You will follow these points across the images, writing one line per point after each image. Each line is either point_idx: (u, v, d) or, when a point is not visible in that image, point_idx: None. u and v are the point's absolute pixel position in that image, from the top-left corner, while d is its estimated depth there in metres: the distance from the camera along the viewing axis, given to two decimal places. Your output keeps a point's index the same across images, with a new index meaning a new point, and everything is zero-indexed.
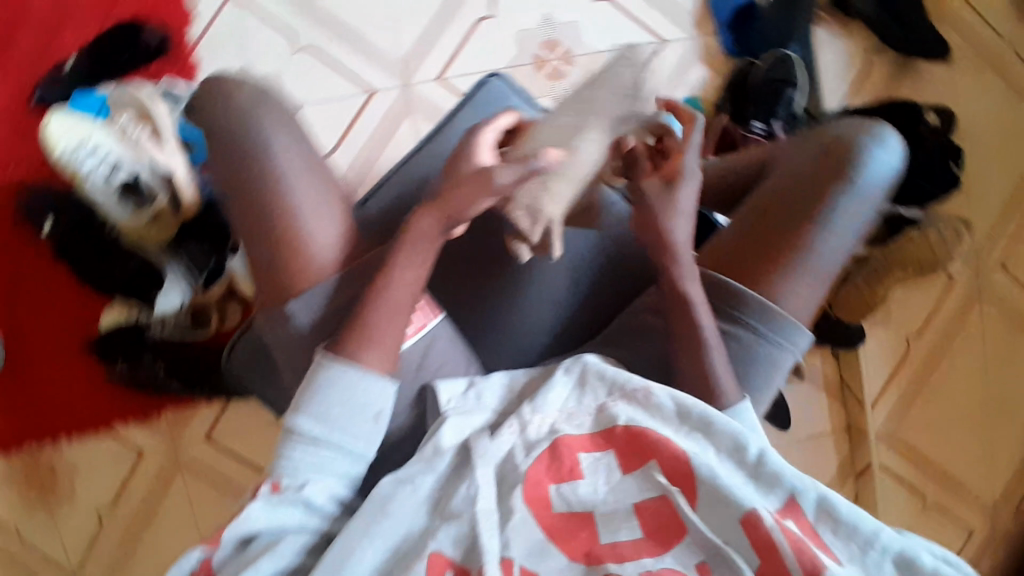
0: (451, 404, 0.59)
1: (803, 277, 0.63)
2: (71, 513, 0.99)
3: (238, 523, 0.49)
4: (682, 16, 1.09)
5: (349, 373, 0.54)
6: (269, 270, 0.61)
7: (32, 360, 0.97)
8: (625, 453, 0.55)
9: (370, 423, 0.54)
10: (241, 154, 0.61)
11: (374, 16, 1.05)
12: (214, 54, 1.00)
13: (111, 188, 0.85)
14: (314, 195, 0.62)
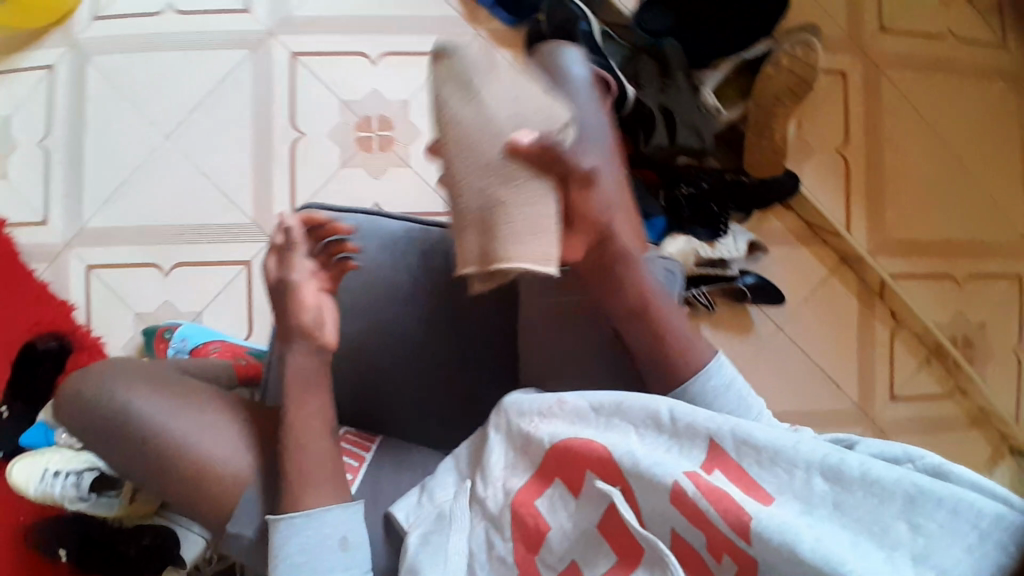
0: (409, 518, 0.66)
1: (620, 219, 0.63)
2: None
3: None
4: (454, 24, 1.12)
5: (298, 520, 0.65)
6: (196, 498, 0.70)
7: None
8: (564, 474, 0.61)
9: (336, 551, 0.65)
10: (118, 430, 0.70)
11: (206, 200, 1.08)
12: (110, 322, 1.05)
13: (80, 499, 0.86)
14: (196, 420, 0.72)
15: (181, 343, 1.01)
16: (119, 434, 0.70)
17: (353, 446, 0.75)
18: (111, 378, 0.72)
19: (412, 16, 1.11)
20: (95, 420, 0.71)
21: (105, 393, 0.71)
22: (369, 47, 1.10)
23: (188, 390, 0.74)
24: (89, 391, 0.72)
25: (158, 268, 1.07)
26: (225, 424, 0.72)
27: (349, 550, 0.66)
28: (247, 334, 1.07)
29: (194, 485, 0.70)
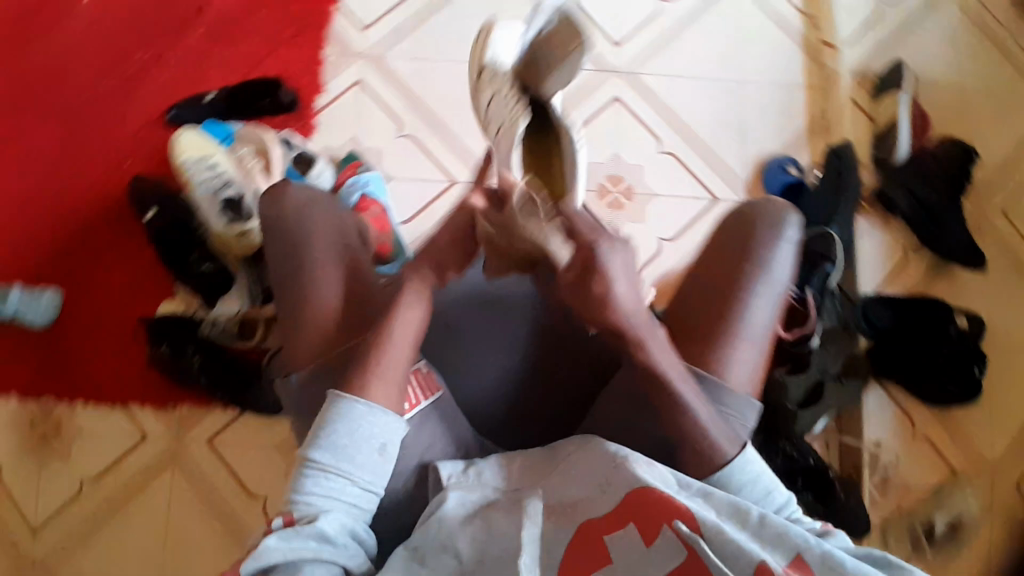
0: (452, 479, 0.66)
1: (744, 356, 0.66)
2: (74, 470, 1.09)
3: (260, 555, 0.59)
4: (738, 183, 1.16)
5: (361, 406, 0.66)
6: (298, 328, 0.77)
7: (93, 323, 1.10)
8: (639, 521, 0.55)
9: (363, 457, 0.66)
10: (287, 234, 0.82)
11: (469, 118, 1.19)
12: (331, 124, 1.17)
13: (216, 201, 1.00)
14: (335, 274, 0.80)
15: (354, 185, 1.12)
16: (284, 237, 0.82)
17: (423, 387, 0.74)
18: (286, 205, 0.83)
19: (715, 148, 1.18)
20: (274, 215, 0.84)
21: (296, 205, 0.83)
22: (668, 140, 1.18)
23: (341, 247, 0.82)
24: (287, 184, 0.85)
25: (397, 125, 1.19)
26: (348, 301, 0.79)
27: (375, 469, 0.66)
28: (405, 220, 1.17)
29: (304, 311, 0.77)
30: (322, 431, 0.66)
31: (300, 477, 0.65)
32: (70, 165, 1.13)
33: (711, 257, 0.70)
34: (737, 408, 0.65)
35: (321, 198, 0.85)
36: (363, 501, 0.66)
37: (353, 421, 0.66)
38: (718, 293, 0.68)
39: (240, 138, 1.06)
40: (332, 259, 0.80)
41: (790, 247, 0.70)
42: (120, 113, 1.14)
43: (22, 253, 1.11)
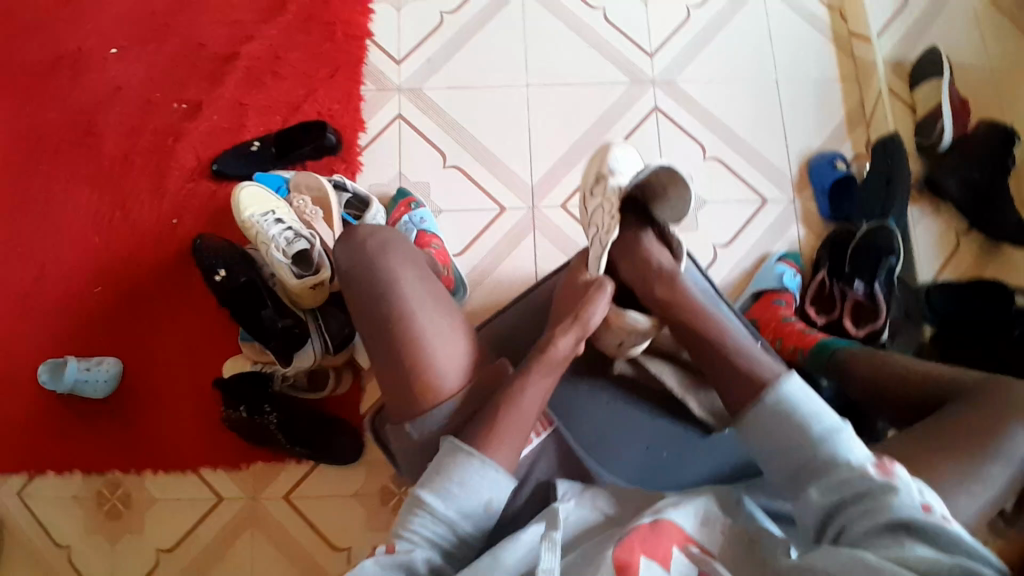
0: (567, 494, 0.71)
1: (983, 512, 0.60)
2: (147, 543, 1.05)
3: (352, 575, 0.59)
4: (783, 181, 1.18)
5: (476, 461, 0.64)
6: (403, 379, 0.73)
7: (162, 383, 1.09)
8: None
9: (473, 508, 0.63)
10: (374, 286, 0.76)
11: (513, 143, 1.21)
12: (377, 161, 1.18)
13: (285, 253, 0.98)
14: (431, 313, 0.75)
15: (409, 220, 1.10)
16: (365, 278, 0.76)
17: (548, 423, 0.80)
18: (371, 248, 0.78)
19: (757, 149, 1.20)
20: (350, 261, 0.78)
21: (375, 247, 0.78)
22: (711, 146, 1.20)
23: (428, 284, 0.78)
24: (365, 238, 0.79)
25: (441, 156, 1.19)
26: (452, 338, 0.75)
27: (479, 528, 0.64)
28: (458, 252, 1.16)
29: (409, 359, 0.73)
30: (431, 474, 0.65)
31: (406, 516, 0.64)
32: (124, 219, 1.14)
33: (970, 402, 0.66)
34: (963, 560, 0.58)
35: (395, 237, 0.81)
36: (459, 552, 0.63)
37: (469, 475, 0.64)
38: (964, 448, 0.62)
39: (296, 189, 1.08)
40: (429, 307, 0.75)
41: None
42: (166, 170, 1.16)
43: (79, 316, 1.11)
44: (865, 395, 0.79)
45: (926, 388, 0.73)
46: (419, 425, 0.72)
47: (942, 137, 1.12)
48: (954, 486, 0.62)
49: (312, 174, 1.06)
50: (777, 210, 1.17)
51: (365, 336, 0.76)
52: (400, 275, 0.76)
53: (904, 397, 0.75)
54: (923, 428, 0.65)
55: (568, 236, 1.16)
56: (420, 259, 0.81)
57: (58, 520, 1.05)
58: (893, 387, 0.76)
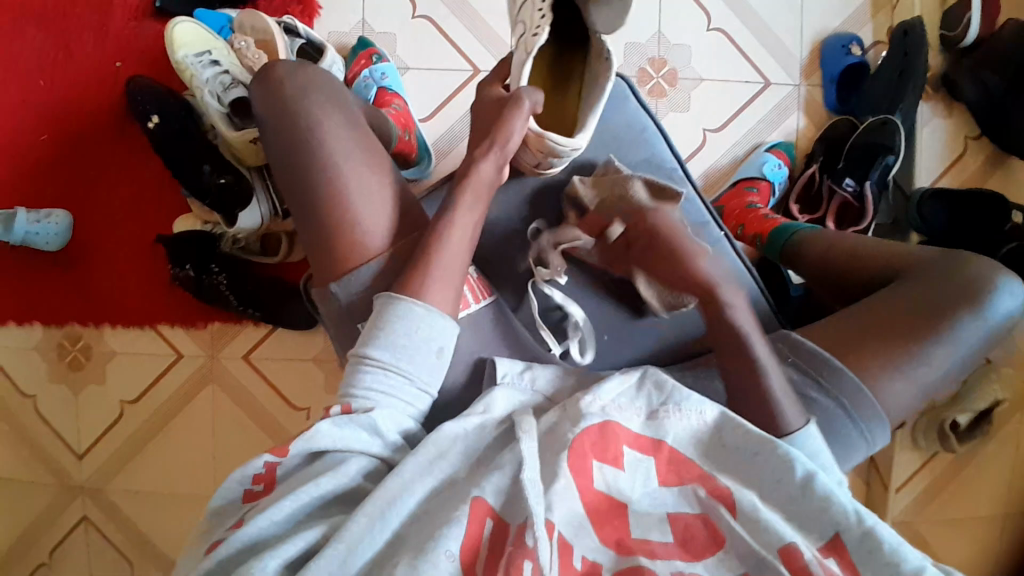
0: (507, 377, 0.71)
1: (895, 388, 0.72)
2: (110, 395, 1.07)
3: (310, 436, 0.59)
4: (790, 63, 1.07)
5: (418, 309, 0.64)
6: (328, 236, 0.70)
7: (113, 240, 1.05)
8: (665, 464, 0.62)
9: (422, 355, 0.64)
10: (294, 134, 0.70)
11: None
12: (341, 9, 1.06)
13: (220, 100, 0.93)
14: (358, 163, 0.70)
15: (370, 78, 1.01)
16: (289, 120, 0.71)
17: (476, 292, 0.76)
18: (296, 83, 0.72)
19: (768, 23, 1.07)
20: (270, 100, 0.72)
21: (297, 84, 0.72)
22: (717, 16, 1.07)
23: (357, 130, 0.72)
24: (284, 77, 0.72)
25: (412, 7, 1.07)
26: (382, 195, 0.72)
27: (427, 374, 0.65)
28: (426, 117, 1.07)
29: (336, 217, 0.69)
30: (373, 326, 0.64)
31: (353, 372, 0.63)
32: (59, 57, 1.04)
33: (921, 294, 0.74)
34: (867, 421, 0.71)
35: (327, 80, 0.74)
36: (414, 402, 0.64)
37: (413, 323, 0.64)
38: (917, 322, 0.72)
39: (241, 31, 1.00)
40: (354, 159, 0.70)
41: (1006, 318, 0.74)
42: (101, 4, 1.03)
43: (20, 163, 1.04)
44: (830, 275, 0.84)
45: (886, 271, 0.79)
46: (345, 287, 0.69)
47: (968, 30, 0.99)
48: (885, 377, 0.71)
49: (256, 14, 0.97)
50: (778, 95, 1.07)
51: (288, 193, 0.72)
52: (324, 121, 0.70)
53: (866, 279, 0.81)
54: (848, 314, 0.76)
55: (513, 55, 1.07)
56: (349, 105, 0.75)
57: (20, 368, 1.07)
58: (855, 271, 0.82)
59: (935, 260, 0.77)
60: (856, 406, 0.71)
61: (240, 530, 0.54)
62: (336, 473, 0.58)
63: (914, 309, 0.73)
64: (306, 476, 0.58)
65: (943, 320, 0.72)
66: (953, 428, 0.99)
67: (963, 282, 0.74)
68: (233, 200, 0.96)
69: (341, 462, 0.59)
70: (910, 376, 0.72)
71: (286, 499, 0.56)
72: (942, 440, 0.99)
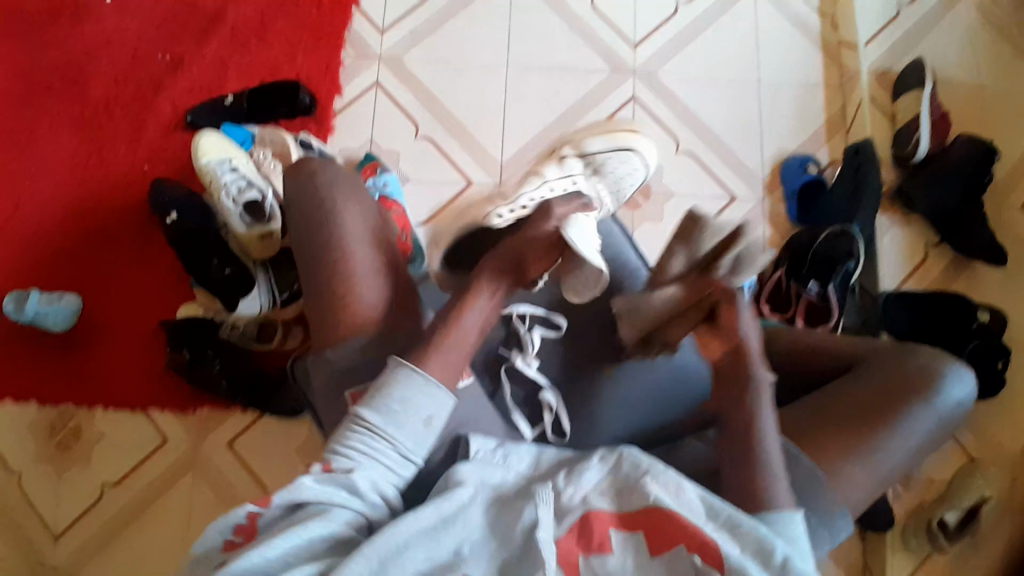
0: (480, 453, 0.74)
1: (856, 473, 0.72)
2: (91, 477, 1.08)
3: (293, 489, 0.63)
4: (753, 180, 1.17)
5: (418, 375, 0.71)
6: (324, 300, 0.79)
7: (121, 324, 1.12)
8: (651, 532, 0.63)
9: (416, 420, 0.70)
10: (311, 211, 0.82)
11: (486, 119, 1.22)
12: (352, 128, 1.21)
13: (236, 201, 1.05)
14: (360, 240, 0.80)
15: (372, 184, 1.12)
16: (307, 198, 0.82)
17: None
18: (328, 170, 0.83)
19: (730, 145, 1.19)
20: (298, 186, 0.83)
21: (322, 172, 0.83)
22: (685, 139, 1.20)
23: (370, 213, 0.83)
24: (316, 166, 0.84)
25: (414, 127, 1.21)
26: (375, 267, 0.80)
27: (422, 438, 0.70)
28: (422, 220, 1.17)
29: (330, 281, 0.78)
30: (373, 388, 0.71)
31: (343, 433, 0.69)
32: (102, 163, 1.18)
33: (876, 381, 0.77)
34: (834, 513, 0.72)
35: (347, 171, 0.85)
36: (399, 467, 0.69)
37: (409, 392, 0.70)
38: (873, 410, 0.75)
39: (261, 142, 1.14)
40: (363, 240, 0.80)
41: (956, 407, 0.76)
42: (145, 118, 1.19)
43: (49, 251, 1.14)
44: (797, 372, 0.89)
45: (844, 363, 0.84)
46: (339, 354, 0.76)
47: (917, 149, 1.10)
48: (846, 460, 0.73)
49: (277, 129, 1.12)
50: (744, 208, 1.16)
51: (299, 258, 0.82)
52: (341, 203, 0.82)
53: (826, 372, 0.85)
54: (811, 400, 0.79)
55: (495, 156, 1.20)
56: (368, 194, 0.86)
57: (9, 448, 1.09)
58: (816, 365, 0.86)
59: (886, 352, 0.81)
60: (824, 495, 0.71)
61: (228, 567, 0.56)
62: (323, 520, 0.61)
63: (869, 394, 0.76)
64: (288, 524, 0.61)
65: (898, 407, 0.75)
66: (942, 528, 0.95)
67: (912, 372, 0.77)
68: (235, 288, 1.05)
69: (325, 513, 0.62)
70: (868, 462, 0.73)
71: (279, 538, 0.59)
72: (932, 540, 0.96)
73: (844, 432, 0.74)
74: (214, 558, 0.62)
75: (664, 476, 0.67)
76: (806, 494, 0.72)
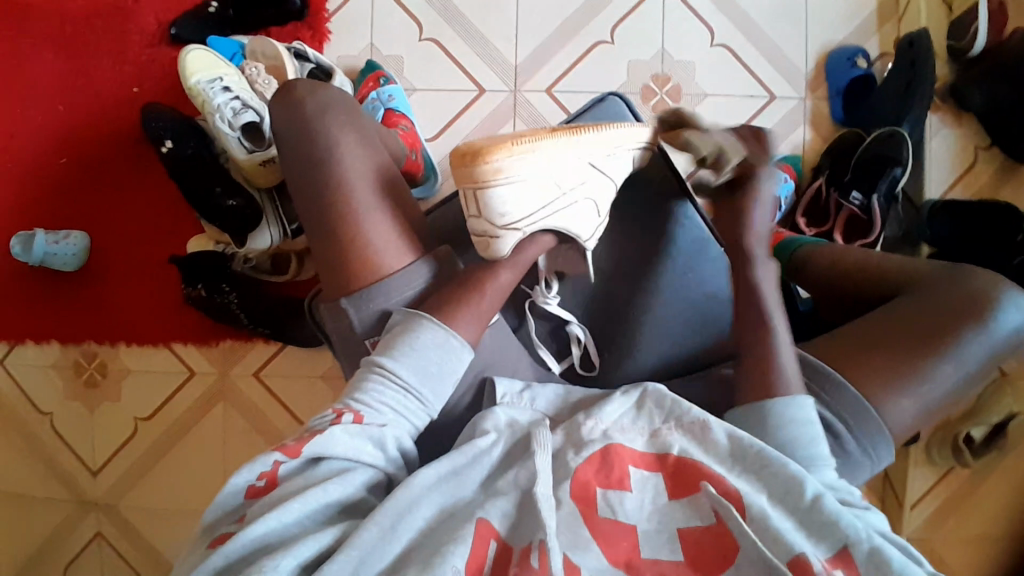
0: (507, 397, 0.72)
1: (902, 402, 0.70)
2: (124, 412, 1.10)
3: (320, 442, 0.59)
4: (795, 76, 1.06)
5: (442, 331, 0.68)
6: (333, 249, 0.73)
7: (129, 260, 1.08)
8: (671, 476, 0.61)
9: (441, 376, 0.68)
10: (307, 149, 0.74)
11: (498, 15, 1.09)
12: (349, 32, 1.09)
13: (231, 124, 0.95)
14: (363, 178, 0.74)
15: (376, 99, 1.02)
16: (298, 131, 0.75)
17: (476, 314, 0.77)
18: (316, 98, 0.75)
19: (771, 35, 1.07)
20: (284, 112, 0.75)
21: (308, 100, 0.75)
22: (720, 31, 1.07)
23: (369, 146, 0.76)
24: (304, 92, 0.76)
25: (418, 29, 1.09)
26: (384, 208, 0.74)
27: (445, 392, 0.68)
28: (433, 137, 1.09)
29: (340, 228, 0.73)
30: (392, 336, 0.69)
31: (362, 380, 0.66)
32: (80, 84, 1.08)
33: (927, 308, 0.73)
34: (874, 440, 0.69)
35: (342, 99, 0.77)
36: (416, 419, 0.67)
37: (434, 348, 0.68)
38: (918, 339, 0.71)
39: (251, 57, 1.03)
40: (366, 179, 0.74)
41: (1010, 336, 0.72)
42: (119, 29, 1.08)
43: (41, 184, 1.08)
44: (838, 297, 0.85)
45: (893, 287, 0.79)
46: (359, 305, 0.72)
47: (975, 41, 0.99)
48: (892, 390, 0.70)
49: (267, 40, 1.01)
50: (782, 109, 1.07)
51: (301, 203, 0.76)
52: (340, 139, 0.74)
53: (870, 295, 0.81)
54: (856, 328, 0.75)
55: (508, 59, 1.08)
56: (364, 123, 0.78)
57: (39, 387, 1.10)
58: (861, 288, 0.82)
59: (937, 276, 0.76)
60: (867, 424, 0.69)
61: (246, 529, 0.53)
62: (343, 482, 0.59)
63: (917, 322, 0.72)
64: (308, 482, 0.58)
65: (949, 335, 0.71)
66: (967, 444, 0.97)
67: (966, 299, 0.72)
68: (242, 222, 0.99)
69: (346, 471, 0.60)
70: (916, 392, 0.70)
71: (295, 502, 0.55)
72: (956, 455, 0.98)
73: (888, 361, 0.71)
74: (228, 520, 0.57)
75: (686, 417, 0.66)
76: (855, 422, 0.69)
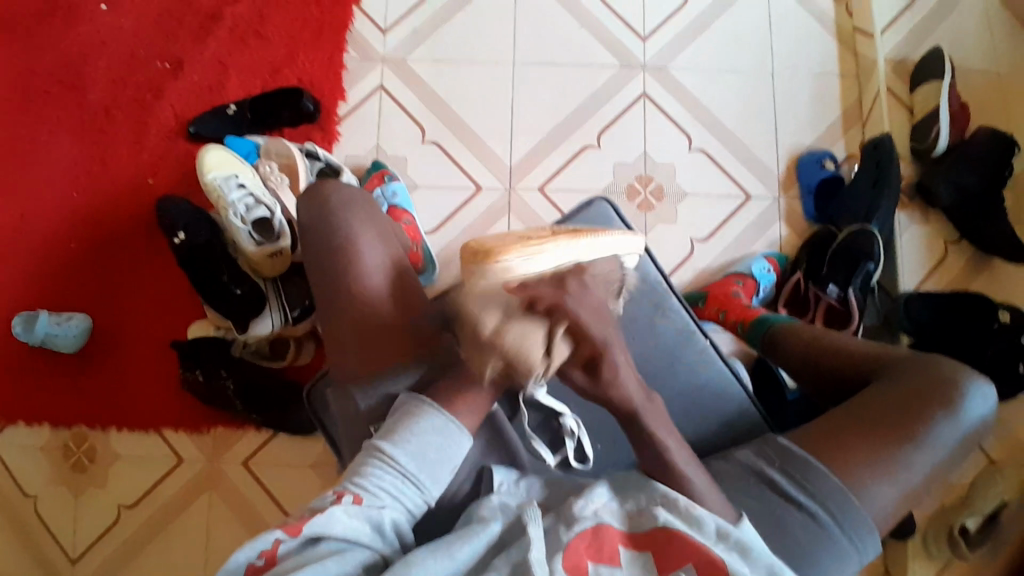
0: (503, 487, 0.71)
1: (883, 490, 0.71)
2: (109, 498, 1.08)
3: (322, 523, 0.59)
4: (769, 178, 1.15)
5: (443, 417, 0.69)
6: (342, 333, 0.77)
7: (130, 343, 1.10)
8: (658, 553, 0.62)
9: (440, 462, 0.68)
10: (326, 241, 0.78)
11: (494, 120, 1.19)
12: (357, 134, 1.18)
13: (244, 219, 1.02)
14: (376, 271, 0.77)
15: (381, 194, 1.10)
16: (321, 225, 0.78)
17: None
18: (340, 195, 0.80)
19: (745, 141, 1.16)
20: (304, 209, 0.80)
21: (333, 196, 0.79)
22: (698, 136, 1.17)
23: (386, 241, 0.80)
24: (328, 191, 0.80)
25: (421, 132, 1.18)
26: (394, 300, 0.77)
27: (444, 477, 0.69)
28: (432, 229, 1.15)
29: (349, 314, 0.76)
30: (396, 422, 0.70)
31: (362, 465, 0.66)
32: (101, 176, 1.15)
33: (901, 393, 0.74)
34: (861, 532, 0.70)
35: (362, 195, 0.82)
36: (414, 503, 0.66)
37: (436, 435, 0.68)
38: (899, 425, 0.72)
39: (267, 155, 1.11)
40: (378, 271, 0.77)
41: (978, 425, 0.73)
42: (143, 128, 1.16)
43: (53, 269, 1.12)
44: (817, 383, 0.86)
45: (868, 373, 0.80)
46: (367, 396, 0.76)
47: (937, 141, 1.07)
48: (873, 475, 0.71)
49: (281, 141, 1.10)
50: (759, 208, 1.14)
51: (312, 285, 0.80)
52: (359, 232, 0.78)
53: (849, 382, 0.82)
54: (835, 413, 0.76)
55: (502, 159, 1.17)
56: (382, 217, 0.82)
57: (26, 469, 1.08)
58: (838, 372, 0.84)
59: (909, 363, 0.78)
60: (852, 514, 0.70)
61: None
62: (343, 559, 0.58)
63: (891, 407, 0.74)
64: (308, 560, 0.57)
65: (922, 422, 0.72)
66: (963, 535, 0.96)
67: (937, 386, 0.74)
68: (247, 308, 1.03)
69: (345, 551, 0.59)
70: (894, 479, 0.71)
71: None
72: (953, 546, 0.96)
73: (868, 447, 0.72)
74: None
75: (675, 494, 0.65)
76: (837, 511, 0.70)
